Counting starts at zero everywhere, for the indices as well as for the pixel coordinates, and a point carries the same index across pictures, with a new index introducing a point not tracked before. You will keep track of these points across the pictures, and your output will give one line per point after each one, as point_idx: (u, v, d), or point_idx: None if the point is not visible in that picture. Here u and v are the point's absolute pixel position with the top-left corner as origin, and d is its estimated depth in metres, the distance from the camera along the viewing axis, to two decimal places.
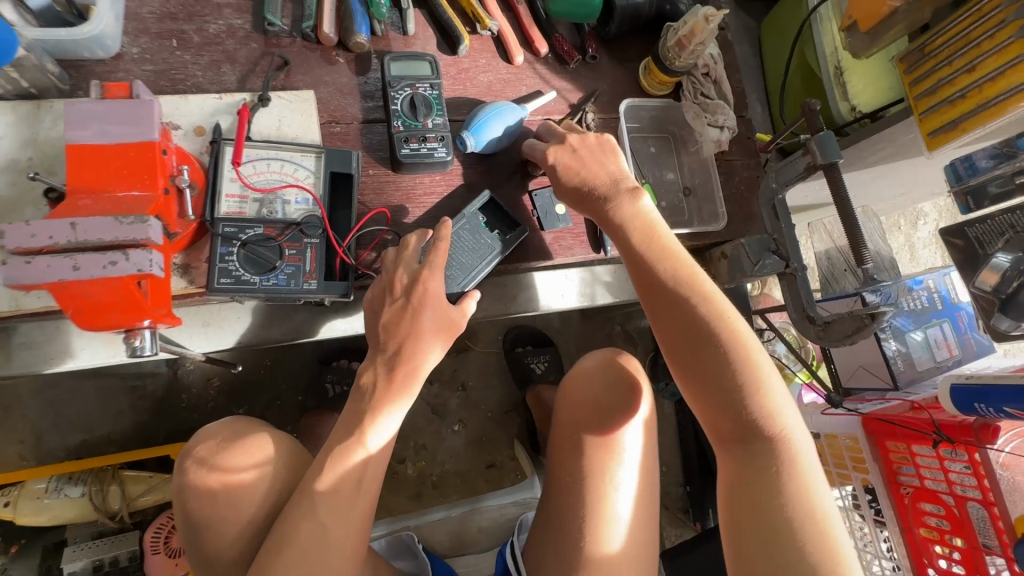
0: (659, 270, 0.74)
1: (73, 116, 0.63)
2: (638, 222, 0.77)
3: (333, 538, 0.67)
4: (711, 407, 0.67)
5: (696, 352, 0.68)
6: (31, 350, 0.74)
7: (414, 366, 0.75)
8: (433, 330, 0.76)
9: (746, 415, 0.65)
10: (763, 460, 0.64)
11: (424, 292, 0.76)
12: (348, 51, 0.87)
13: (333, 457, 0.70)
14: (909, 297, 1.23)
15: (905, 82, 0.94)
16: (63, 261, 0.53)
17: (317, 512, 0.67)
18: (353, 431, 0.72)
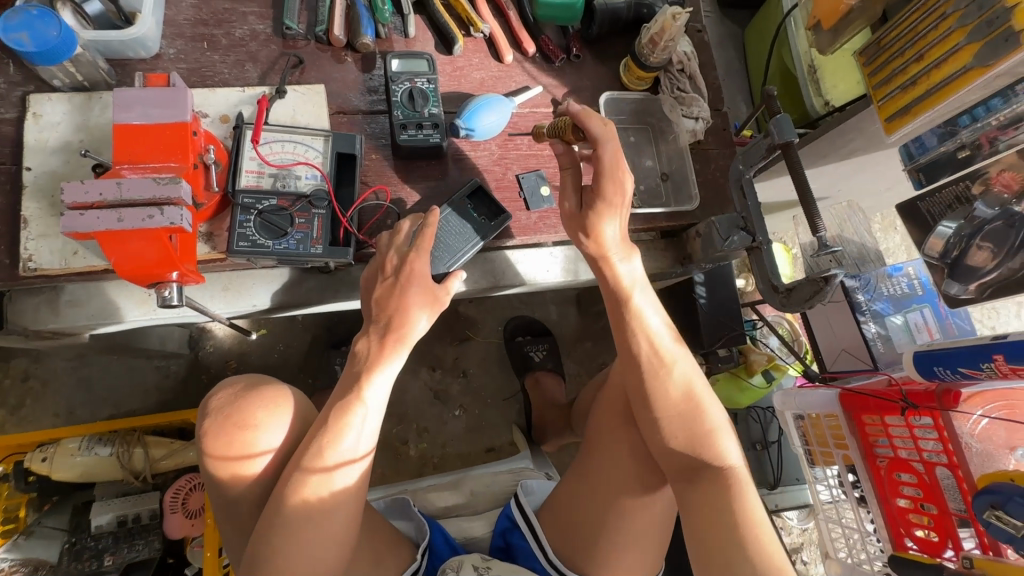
0: (639, 335, 0.86)
1: (120, 101, 0.74)
2: (623, 286, 0.88)
3: (336, 477, 0.76)
4: (674, 448, 0.83)
5: (664, 407, 0.84)
6: (75, 307, 0.84)
7: (402, 331, 0.83)
8: (422, 300, 0.84)
9: (699, 456, 0.82)
10: (713, 491, 0.79)
11: (410, 272, 0.83)
12: (355, 52, 0.98)
13: (336, 411, 0.80)
14: (887, 282, 1.31)
15: (865, 74, 1.02)
16: (110, 214, 0.64)
17: (323, 454, 0.77)
18: (353, 388, 0.81)
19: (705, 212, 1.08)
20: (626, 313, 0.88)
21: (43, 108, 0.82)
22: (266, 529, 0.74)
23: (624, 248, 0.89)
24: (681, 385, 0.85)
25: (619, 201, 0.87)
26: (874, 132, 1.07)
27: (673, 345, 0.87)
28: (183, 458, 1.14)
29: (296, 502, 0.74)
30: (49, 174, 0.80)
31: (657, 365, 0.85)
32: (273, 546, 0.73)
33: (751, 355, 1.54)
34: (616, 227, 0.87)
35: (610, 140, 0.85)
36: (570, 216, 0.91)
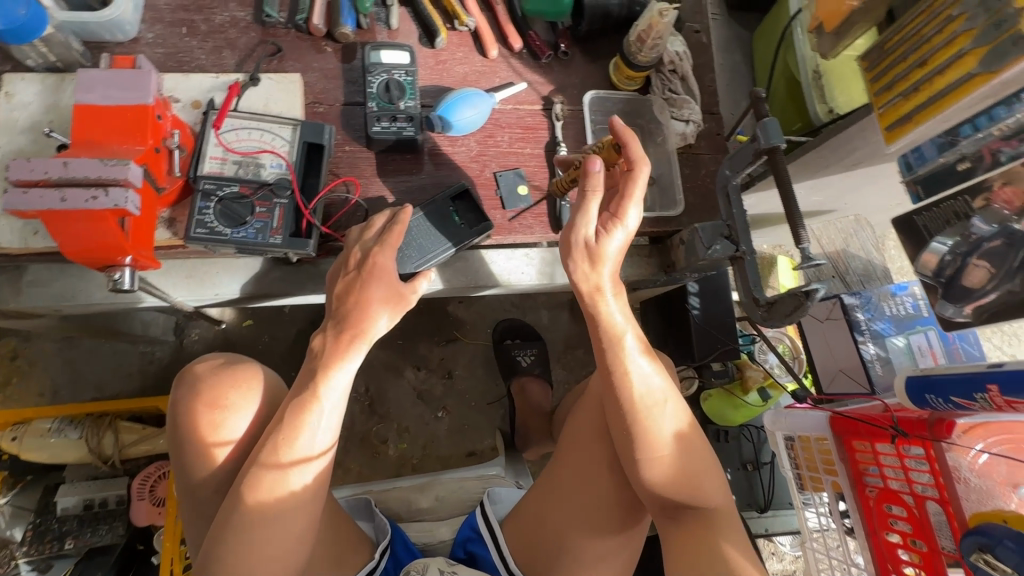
0: (629, 381, 0.79)
1: (84, 81, 0.74)
2: (613, 327, 0.81)
3: (294, 475, 0.73)
4: (659, 493, 0.78)
5: (650, 456, 0.77)
6: (37, 287, 0.84)
7: (361, 328, 0.79)
8: (380, 301, 0.80)
9: (685, 498, 0.77)
10: (699, 532, 0.76)
11: (372, 265, 0.80)
12: (336, 42, 0.96)
13: (292, 408, 0.76)
14: (889, 301, 1.22)
15: (866, 79, 0.97)
16: (53, 193, 0.62)
17: (277, 456, 0.73)
18: (312, 382, 0.77)
19: (692, 218, 1.03)
20: (613, 356, 0.80)
21: (15, 88, 0.82)
22: (221, 527, 0.70)
23: (615, 284, 0.82)
24: (669, 428, 0.79)
25: (631, 226, 0.81)
26: (879, 143, 1.01)
27: (662, 389, 0.81)
28: (153, 445, 1.14)
29: (252, 499, 0.71)
30: (16, 153, 0.80)
31: (643, 412, 0.78)
32: (226, 547, 0.69)
33: (747, 371, 1.48)
34: (614, 261, 0.81)
35: (648, 167, 0.78)
36: (580, 244, 0.80)
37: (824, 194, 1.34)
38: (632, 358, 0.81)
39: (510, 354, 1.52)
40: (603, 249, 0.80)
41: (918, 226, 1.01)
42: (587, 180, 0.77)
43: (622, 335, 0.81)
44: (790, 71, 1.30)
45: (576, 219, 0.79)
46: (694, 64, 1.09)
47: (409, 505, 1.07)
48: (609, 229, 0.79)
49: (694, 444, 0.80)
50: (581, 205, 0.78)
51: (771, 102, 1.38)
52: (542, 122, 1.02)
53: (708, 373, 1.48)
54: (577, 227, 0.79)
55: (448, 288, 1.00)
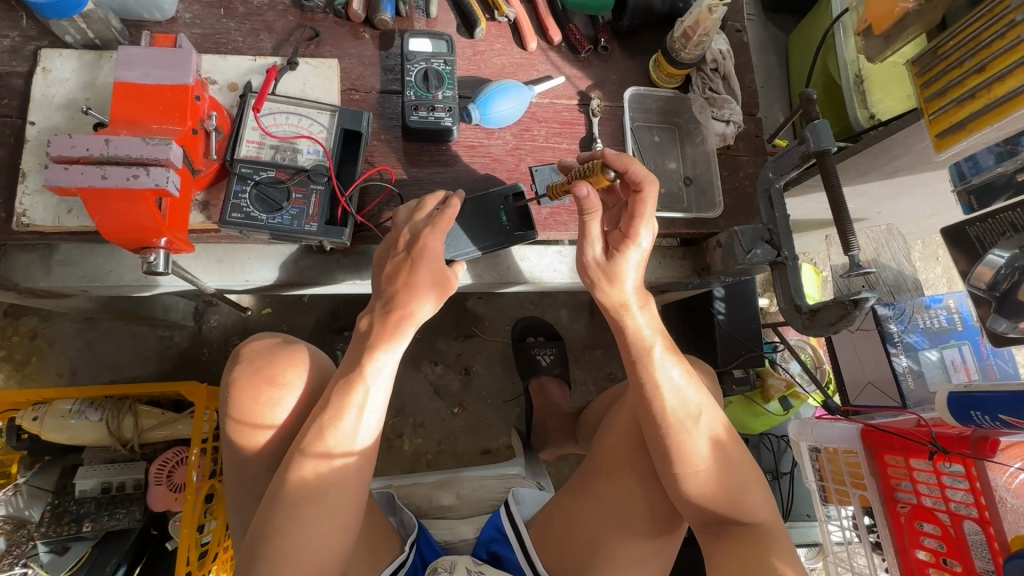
0: (661, 394, 0.77)
1: (124, 58, 0.73)
2: (642, 339, 0.78)
3: (342, 456, 0.71)
4: (700, 505, 0.76)
5: (689, 470, 0.75)
6: (67, 267, 0.83)
7: (408, 311, 0.77)
8: (428, 283, 0.78)
9: (728, 513, 0.76)
10: (743, 546, 0.75)
11: (422, 248, 0.77)
12: (374, 28, 0.95)
13: (339, 390, 0.73)
14: (924, 314, 1.19)
15: (916, 85, 0.95)
16: (95, 170, 0.61)
17: (323, 437, 0.70)
18: (358, 362, 0.75)
19: (729, 221, 1.00)
20: (644, 369, 0.77)
21: (53, 64, 0.81)
22: (269, 508, 0.68)
23: (641, 295, 0.80)
24: (705, 442, 0.76)
25: (644, 245, 0.78)
26: (923, 150, 1.00)
27: (695, 402, 0.78)
28: (174, 430, 1.14)
29: (302, 480, 0.69)
30: (52, 130, 0.79)
31: (678, 425, 0.76)
32: (273, 528, 0.67)
33: (768, 379, 1.45)
34: (636, 276, 0.79)
35: (653, 185, 0.75)
36: (593, 267, 0.79)
37: (857, 202, 1.31)
38: (662, 371, 0.77)
39: (529, 352, 1.50)
40: (621, 269, 0.78)
41: (970, 236, 0.97)
42: (582, 206, 0.74)
43: (651, 347, 0.78)
44: (829, 75, 1.28)
45: (582, 243, 0.78)
46: (735, 63, 1.07)
47: (430, 502, 1.05)
48: (619, 250, 0.78)
49: (734, 458, 0.77)
50: (588, 229, 0.77)
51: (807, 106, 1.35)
52: (580, 117, 1.00)
53: (728, 380, 1.41)
54: (586, 251, 0.79)
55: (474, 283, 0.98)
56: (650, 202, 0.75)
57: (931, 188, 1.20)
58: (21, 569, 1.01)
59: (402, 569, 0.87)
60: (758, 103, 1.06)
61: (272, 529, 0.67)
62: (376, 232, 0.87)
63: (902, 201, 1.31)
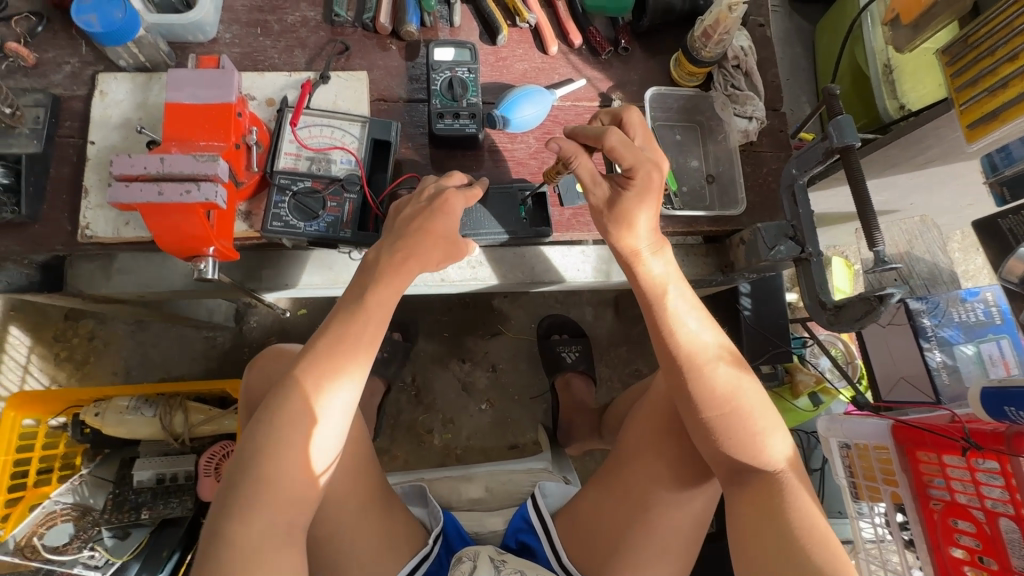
0: (679, 336, 0.76)
1: (173, 80, 0.78)
2: (654, 281, 0.78)
3: (335, 402, 0.70)
4: (724, 454, 0.75)
5: (710, 411, 0.74)
6: (127, 275, 0.90)
7: (414, 256, 0.77)
8: (445, 237, 0.79)
9: (748, 459, 0.74)
10: (765, 496, 0.73)
11: (445, 202, 0.79)
12: (400, 40, 0.99)
13: (341, 329, 0.74)
14: (959, 308, 1.17)
15: (946, 75, 0.93)
16: (152, 186, 0.67)
17: (327, 372, 0.71)
18: (361, 308, 0.75)
19: (753, 217, 1.00)
20: (659, 314, 0.77)
21: (108, 87, 0.88)
22: (257, 445, 0.67)
23: (654, 241, 0.79)
24: (726, 380, 0.75)
25: (652, 183, 0.78)
26: (954, 140, 0.98)
27: (715, 345, 0.76)
28: (220, 425, 1.21)
29: (296, 419, 0.68)
30: (109, 148, 0.85)
31: (698, 368, 0.75)
32: (265, 465, 0.66)
33: (797, 375, 1.46)
34: (648, 216, 0.78)
35: (614, 130, 0.77)
36: (601, 212, 0.81)
37: (886, 194, 1.29)
38: (679, 314, 0.77)
39: (555, 349, 1.53)
40: (625, 209, 0.78)
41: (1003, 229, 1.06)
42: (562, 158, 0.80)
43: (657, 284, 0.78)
44: (857, 65, 1.26)
45: (586, 192, 0.81)
46: (757, 58, 1.06)
47: (458, 494, 1.10)
48: (623, 189, 0.79)
49: (754, 404, 0.75)
50: (586, 176, 0.80)
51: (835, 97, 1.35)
52: None
53: (756, 375, 1.43)
54: (592, 198, 0.81)
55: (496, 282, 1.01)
56: (640, 136, 0.81)
57: (964, 178, 1.18)
58: (89, 552, 1.09)
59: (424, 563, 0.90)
60: (782, 98, 1.06)
61: (257, 466, 0.66)
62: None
63: (936, 191, 1.27)
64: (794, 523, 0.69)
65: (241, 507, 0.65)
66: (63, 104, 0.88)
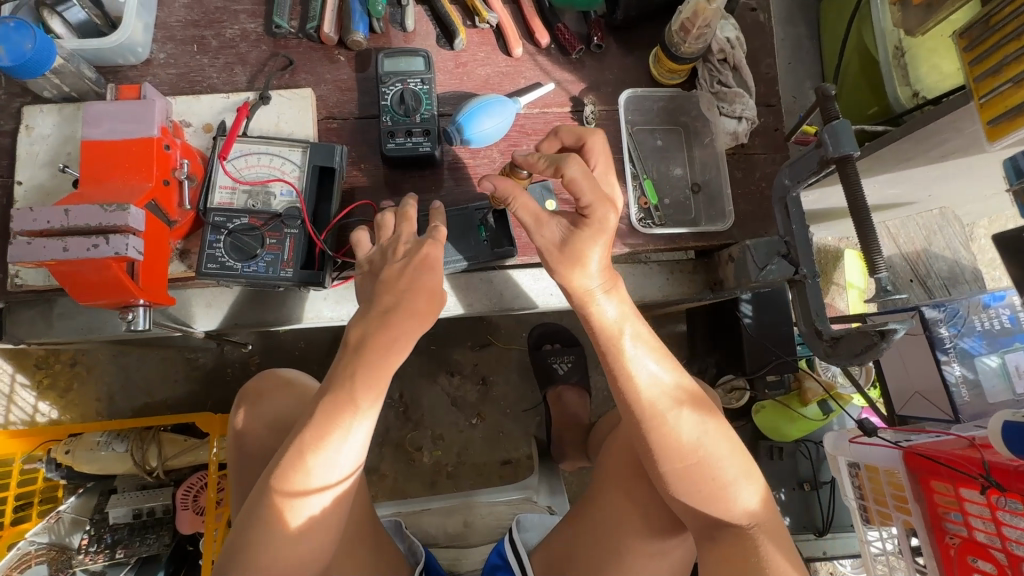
0: (636, 380, 0.69)
1: (91, 115, 0.72)
2: (608, 327, 0.70)
3: (332, 464, 0.66)
4: (689, 507, 0.70)
5: (675, 464, 0.69)
6: (68, 320, 0.86)
7: (408, 316, 0.69)
8: (431, 295, 0.71)
9: (713, 512, 0.69)
10: (736, 553, 0.67)
11: (423, 258, 0.72)
12: (348, 49, 0.90)
13: (338, 393, 0.68)
14: (982, 315, 1.07)
15: (963, 60, 0.82)
16: (55, 243, 0.61)
17: (316, 439, 0.66)
18: (366, 361, 0.68)
19: (744, 230, 0.91)
20: (614, 358, 0.70)
21: (35, 120, 0.81)
22: (256, 499, 0.66)
23: (608, 278, 0.71)
24: (691, 430, 0.69)
25: (607, 221, 0.70)
26: (974, 133, 0.87)
27: (676, 390, 0.70)
28: (196, 455, 1.17)
29: (287, 479, 0.65)
30: (37, 188, 0.80)
31: (659, 418, 0.69)
32: (259, 522, 0.65)
33: (805, 382, 1.34)
34: (602, 255, 0.69)
35: (574, 160, 0.69)
36: (550, 251, 0.70)
37: (897, 189, 1.18)
38: (633, 358, 0.70)
39: (545, 362, 1.44)
40: (578, 249, 0.69)
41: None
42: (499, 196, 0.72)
43: (608, 328, 0.70)
44: (867, 51, 1.17)
45: (530, 232, 0.71)
46: (748, 49, 0.95)
47: (437, 529, 1.05)
48: (575, 228, 0.70)
49: (724, 453, 0.69)
50: (529, 211, 0.71)
51: (838, 91, 1.28)
52: (573, 126, 0.92)
53: (760, 385, 1.34)
54: (539, 236, 0.71)
55: (464, 310, 0.97)
56: (601, 165, 0.74)
57: (987, 169, 1.06)
58: None
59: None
60: (777, 92, 0.95)
61: (253, 526, 0.65)
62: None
63: (956, 183, 1.15)
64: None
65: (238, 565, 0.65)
66: None
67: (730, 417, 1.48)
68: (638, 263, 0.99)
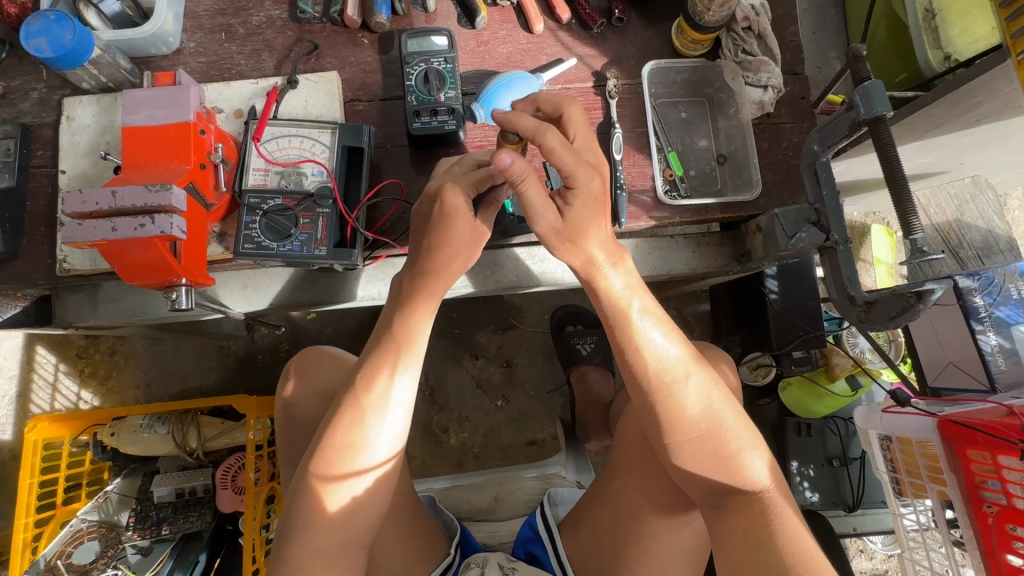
0: (642, 354, 0.70)
1: (130, 102, 0.75)
2: (617, 302, 0.70)
3: (369, 440, 0.69)
4: (697, 478, 0.71)
5: (682, 436, 0.70)
6: (112, 304, 0.90)
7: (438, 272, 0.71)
8: (463, 240, 0.71)
9: (721, 480, 0.70)
10: (749, 519, 0.67)
11: (444, 208, 0.68)
12: (372, 32, 0.91)
13: (367, 367, 0.70)
14: (1018, 282, 1.06)
15: (999, 17, 0.79)
16: (106, 224, 0.64)
17: (346, 410, 0.69)
18: (388, 337, 0.71)
19: (771, 200, 0.90)
20: (622, 335, 0.70)
21: (75, 111, 0.84)
22: (299, 483, 0.68)
23: (613, 252, 0.70)
24: (697, 403, 0.70)
25: (594, 188, 0.66)
26: (1010, 93, 0.84)
27: (683, 362, 0.70)
28: (233, 438, 1.21)
29: (327, 459, 0.68)
30: (79, 177, 0.83)
31: (666, 390, 0.69)
32: (303, 504, 0.67)
33: (833, 358, 1.33)
34: (603, 231, 0.69)
35: (552, 128, 0.65)
36: (551, 234, 0.69)
37: (925, 159, 1.16)
38: (645, 332, 0.70)
39: (569, 343, 1.45)
40: (578, 227, 0.67)
41: None
42: (508, 176, 0.64)
43: (615, 301, 0.70)
44: (896, 16, 1.16)
45: (531, 217, 0.68)
46: (772, 17, 0.93)
47: (468, 504, 1.07)
48: (569, 203, 0.67)
49: (731, 423, 0.70)
50: (530, 196, 0.66)
51: (868, 50, 1.26)
52: (596, 101, 0.92)
53: (787, 362, 1.30)
54: (538, 222, 0.68)
55: (480, 290, 0.99)
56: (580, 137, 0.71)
57: (1022, 134, 1.03)
58: (112, 571, 1.13)
59: (449, 571, 0.87)
60: (803, 59, 0.93)
61: (296, 498, 0.68)
62: (396, 246, 0.85)
63: (991, 149, 1.13)
64: (776, 554, 0.63)
65: (285, 536, 0.68)
66: (33, 132, 0.85)
67: (756, 394, 1.48)
68: (664, 237, 0.99)
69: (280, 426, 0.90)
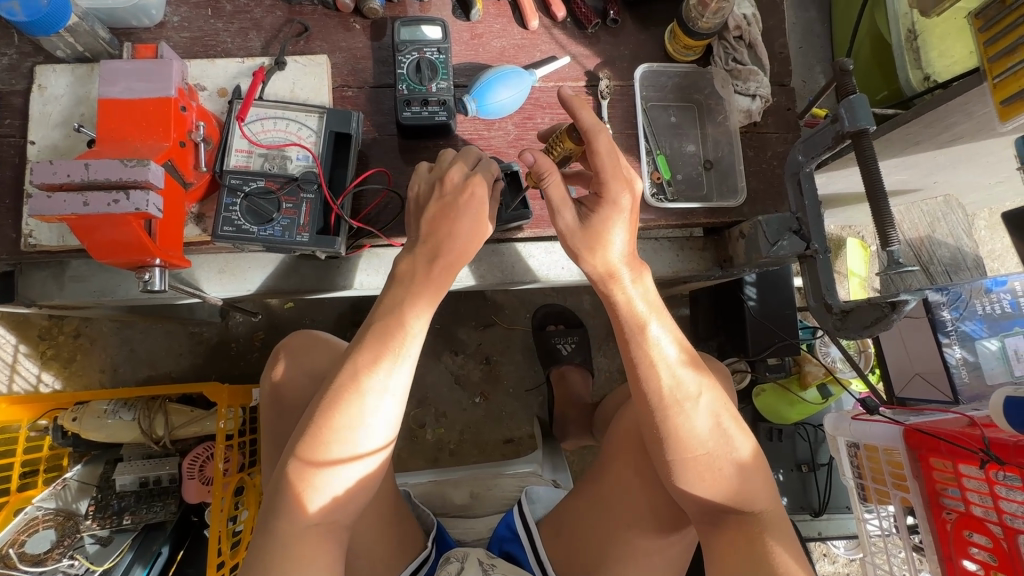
0: (656, 370, 0.70)
1: (107, 73, 0.72)
2: (636, 315, 0.72)
3: (361, 439, 0.67)
4: (695, 497, 0.71)
5: (687, 456, 0.69)
6: (80, 283, 0.86)
7: (451, 260, 0.74)
8: (472, 231, 0.74)
9: (721, 501, 0.70)
10: (743, 541, 0.68)
11: (470, 195, 0.74)
12: (364, 18, 0.89)
13: (360, 363, 0.69)
14: (983, 298, 1.11)
15: (979, 42, 0.84)
16: (77, 197, 0.61)
17: (336, 403, 0.67)
18: (386, 334, 0.70)
19: (755, 207, 0.92)
20: (637, 348, 0.71)
21: (47, 80, 0.81)
22: (281, 473, 0.67)
23: (632, 266, 0.73)
24: (705, 423, 0.70)
25: (622, 202, 0.72)
26: (985, 115, 0.87)
27: (695, 380, 0.71)
28: (201, 426, 1.18)
29: (314, 455, 0.66)
30: (50, 149, 0.79)
31: (674, 407, 0.69)
32: (285, 500, 0.65)
33: (806, 365, 1.38)
34: (622, 240, 0.72)
35: (604, 132, 0.69)
36: (572, 235, 0.73)
37: (901, 176, 1.19)
38: (659, 348, 0.71)
39: (550, 342, 1.45)
40: (598, 230, 0.71)
41: None
42: (534, 172, 0.72)
43: (633, 313, 0.72)
44: (880, 35, 1.20)
45: (554, 214, 0.73)
46: (763, 27, 0.95)
47: (444, 500, 1.07)
48: (594, 210, 0.72)
49: (732, 445, 0.70)
50: (553, 196, 0.73)
51: (853, 66, 1.30)
52: (588, 100, 0.92)
53: (762, 368, 1.34)
54: (559, 221, 0.73)
55: (467, 283, 0.98)
56: None
57: (995, 155, 1.07)
58: (69, 561, 1.07)
59: (425, 565, 0.86)
60: (790, 71, 0.95)
61: (277, 493, 0.66)
62: (380, 235, 0.84)
63: (964, 169, 1.17)
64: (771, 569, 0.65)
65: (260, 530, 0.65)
66: (2, 99, 0.81)
67: None
68: (651, 239, 1.00)
69: (267, 407, 0.88)
